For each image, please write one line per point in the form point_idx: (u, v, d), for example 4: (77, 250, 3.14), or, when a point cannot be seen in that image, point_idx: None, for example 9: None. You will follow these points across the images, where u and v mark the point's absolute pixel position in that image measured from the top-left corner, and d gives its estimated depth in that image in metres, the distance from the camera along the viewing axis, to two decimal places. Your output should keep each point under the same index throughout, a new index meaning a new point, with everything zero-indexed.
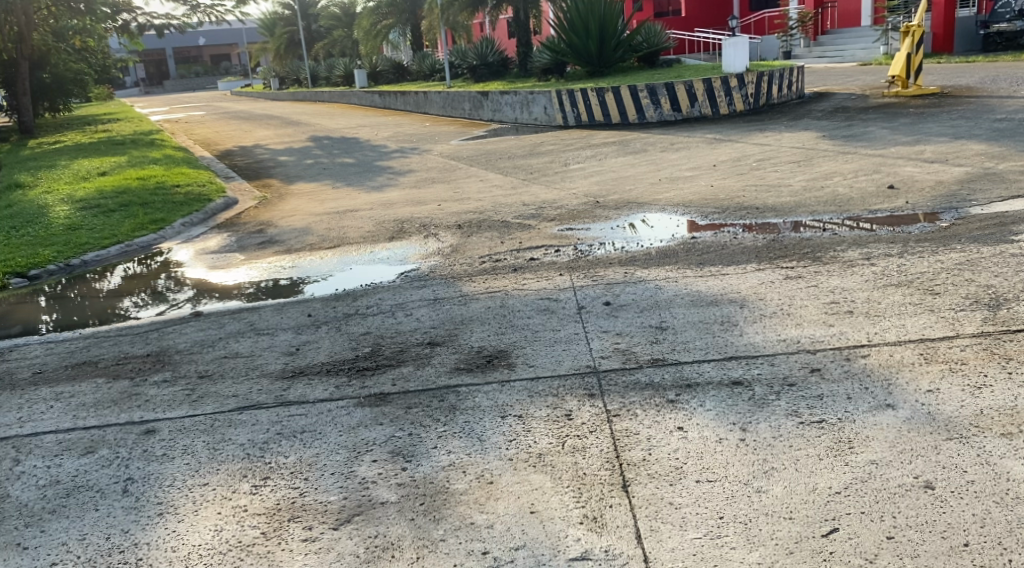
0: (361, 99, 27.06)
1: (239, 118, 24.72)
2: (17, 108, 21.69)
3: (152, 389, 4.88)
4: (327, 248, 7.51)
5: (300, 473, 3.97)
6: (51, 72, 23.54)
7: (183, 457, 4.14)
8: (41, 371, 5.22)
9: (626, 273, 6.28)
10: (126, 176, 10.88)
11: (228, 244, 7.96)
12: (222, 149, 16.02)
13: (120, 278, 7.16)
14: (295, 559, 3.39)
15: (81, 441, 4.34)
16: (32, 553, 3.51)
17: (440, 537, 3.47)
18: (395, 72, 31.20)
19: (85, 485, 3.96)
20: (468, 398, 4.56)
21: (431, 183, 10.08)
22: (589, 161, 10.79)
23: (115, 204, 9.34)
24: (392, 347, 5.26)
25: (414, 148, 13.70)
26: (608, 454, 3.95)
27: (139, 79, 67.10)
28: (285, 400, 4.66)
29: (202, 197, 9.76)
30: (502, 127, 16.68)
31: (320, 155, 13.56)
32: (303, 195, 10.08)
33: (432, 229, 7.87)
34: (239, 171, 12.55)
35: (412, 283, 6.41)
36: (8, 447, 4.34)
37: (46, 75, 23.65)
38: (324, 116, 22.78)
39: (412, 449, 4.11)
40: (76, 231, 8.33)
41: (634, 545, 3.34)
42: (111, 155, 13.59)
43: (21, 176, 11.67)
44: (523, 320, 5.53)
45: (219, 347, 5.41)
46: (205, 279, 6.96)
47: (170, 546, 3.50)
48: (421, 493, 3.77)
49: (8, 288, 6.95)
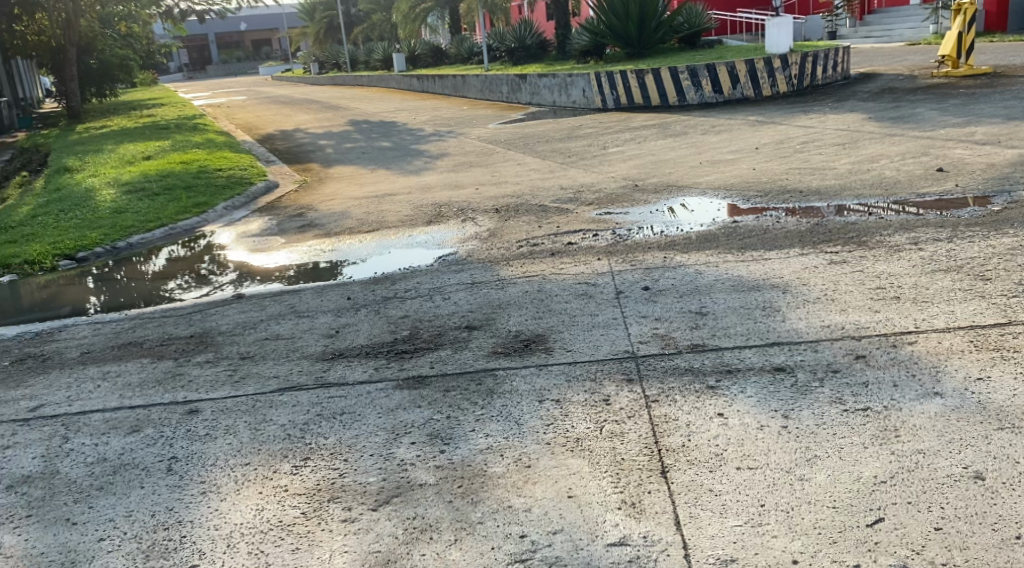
0: (399, 82, 27.14)
1: (281, 103, 24.94)
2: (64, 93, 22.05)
3: (196, 369, 4.96)
4: (366, 231, 7.56)
5: (340, 454, 4.01)
6: (97, 57, 23.94)
7: (226, 437, 4.20)
8: (88, 351, 5.33)
9: (665, 258, 6.22)
10: (170, 160, 11.05)
11: (268, 228, 8.03)
12: (262, 133, 16.16)
13: (165, 261, 7.27)
14: (335, 539, 3.43)
15: (127, 420, 4.42)
16: (82, 528, 3.59)
17: (478, 520, 3.48)
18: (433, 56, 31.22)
19: (131, 463, 4.04)
20: (506, 381, 4.56)
21: (469, 167, 10.08)
22: (627, 144, 10.69)
23: (160, 187, 9.48)
24: (430, 330, 5.28)
25: (451, 131, 13.70)
26: (647, 439, 3.92)
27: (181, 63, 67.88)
28: (325, 381, 4.71)
29: (243, 181, 9.86)
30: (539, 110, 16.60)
31: (359, 139, 13.61)
32: (342, 178, 10.14)
33: (469, 213, 7.86)
34: (279, 156, 12.64)
35: (449, 267, 6.42)
36: (57, 424, 4.42)
37: (92, 61, 24.04)
38: (363, 101, 22.87)
39: (451, 433, 4.12)
40: (121, 214, 8.49)
41: (673, 531, 3.32)
42: (155, 139, 13.80)
43: (68, 161, 11.90)
44: (561, 304, 5.51)
45: (261, 329, 5.48)
46: (246, 262, 7.04)
47: (213, 525, 3.56)
48: (459, 475, 3.78)
49: (56, 270, 7.10)
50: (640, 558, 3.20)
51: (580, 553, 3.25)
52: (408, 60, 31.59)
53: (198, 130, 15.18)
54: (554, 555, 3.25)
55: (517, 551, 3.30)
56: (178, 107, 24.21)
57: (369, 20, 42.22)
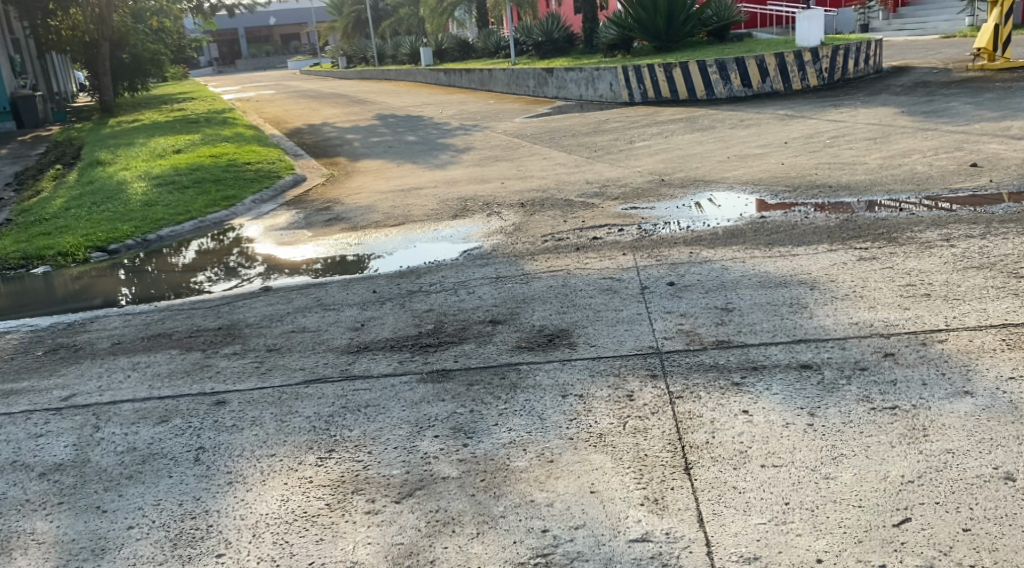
0: (427, 76, 27.19)
1: (310, 96, 25.08)
2: (98, 86, 22.30)
3: (224, 360, 5.02)
4: (392, 224, 7.59)
5: (364, 446, 4.04)
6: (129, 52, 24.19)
7: (252, 428, 4.25)
8: (118, 342, 5.41)
9: (691, 254, 6.18)
10: (200, 154, 11.16)
11: (296, 221, 8.10)
12: (290, 127, 16.27)
13: (194, 254, 7.36)
14: (358, 530, 3.46)
15: (155, 410, 4.49)
16: (111, 516, 3.66)
17: (500, 514, 3.49)
18: (461, 49, 31.22)
19: (159, 453, 4.11)
20: (530, 376, 4.57)
21: (495, 161, 10.08)
22: (654, 138, 10.63)
23: (189, 180, 9.59)
24: (455, 324, 5.30)
25: (476, 126, 13.71)
26: (670, 435, 3.91)
27: (212, 56, 68.46)
28: (350, 374, 4.75)
29: (271, 174, 9.95)
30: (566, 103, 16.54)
31: (386, 133, 13.66)
32: (368, 172, 10.19)
33: (495, 207, 7.87)
34: (307, 149, 12.73)
35: (474, 261, 6.43)
36: (88, 413, 4.50)
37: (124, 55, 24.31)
38: (391, 95, 22.94)
39: (474, 426, 4.14)
40: (152, 207, 8.59)
41: (696, 528, 3.31)
42: (186, 133, 13.95)
43: (101, 154, 12.06)
44: (586, 299, 5.50)
45: (288, 322, 5.53)
46: (274, 255, 7.11)
47: (239, 514, 3.61)
48: (482, 469, 3.80)
49: (88, 262, 7.21)
50: (662, 555, 3.19)
51: (602, 548, 3.25)
52: (437, 54, 31.62)
53: (227, 124, 15.32)
54: (576, 550, 3.26)
55: (538, 545, 3.31)
56: (208, 101, 24.42)
57: (397, 13, 42.33)
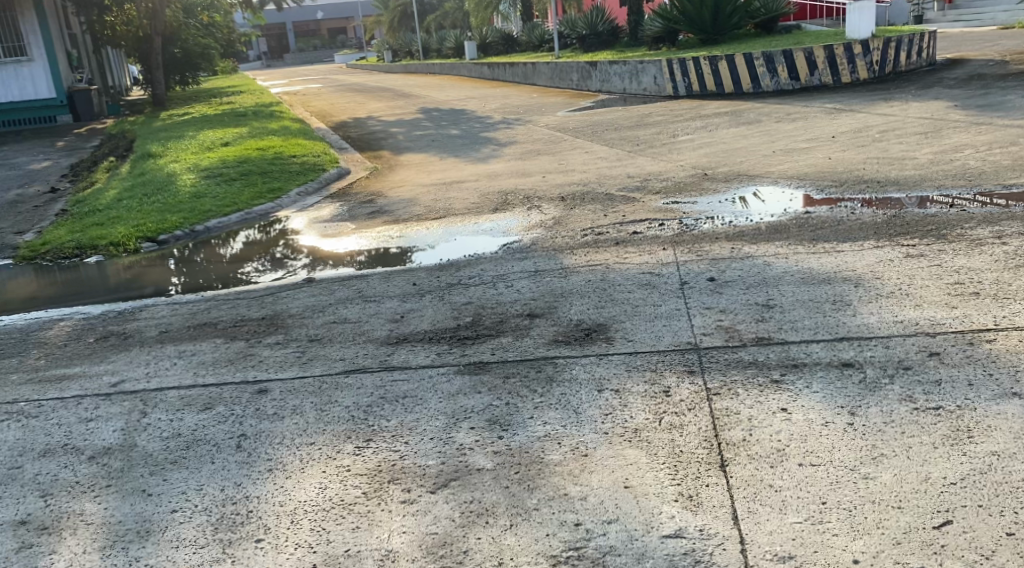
0: (470, 70, 27.24)
1: (358, 90, 25.32)
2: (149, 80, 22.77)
3: (267, 350, 5.13)
4: (433, 217, 7.66)
5: (401, 436, 4.10)
6: (181, 46, 24.65)
7: (293, 417, 4.35)
8: (165, 331, 5.55)
9: (732, 249, 6.13)
10: (247, 146, 11.36)
11: (339, 214, 8.21)
12: (336, 120, 16.45)
13: (242, 245, 7.51)
14: (393, 519, 3.52)
15: (200, 398, 4.61)
16: (155, 500, 3.77)
17: (533, 506, 3.52)
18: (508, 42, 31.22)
19: (203, 439, 4.22)
20: (566, 369, 4.59)
21: (537, 155, 10.08)
22: (699, 132, 10.53)
23: (237, 173, 9.78)
24: (493, 318, 5.33)
25: (518, 119, 13.72)
26: (706, 432, 3.90)
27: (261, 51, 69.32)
28: (389, 365, 4.81)
29: (318, 167, 10.10)
30: (609, 97, 16.46)
31: (428, 127, 13.74)
32: (411, 166, 10.28)
33: (535, 201, 7.88)
34: (352, 143, 12.87)
35: (514, 254, 6.46)
36: (136, 399, 4.64)
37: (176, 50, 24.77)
38: (434, 89, 23.04)
39: (509, 419, 4.18)
40: (200, 199, 8.79)
41: (730, 525, 3.30)
42: (234, 126, 14.21)
43: (152, 146, 12.35)
44: (624, 294, 5.49)
45: (330, 313, 5.62)
46: (318, 247, 7.23)
47: (278, 501, 3.70)
48: (516, 461, 3.83)
49: (139, 252, 7.41)
50: (695, 551, 3.19)
51: (634, 543, 3.26)
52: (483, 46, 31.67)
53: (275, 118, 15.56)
54: (608, 545, 3.27)
55: (571, 539, 3.33)
56: (257, 95, 24.78)
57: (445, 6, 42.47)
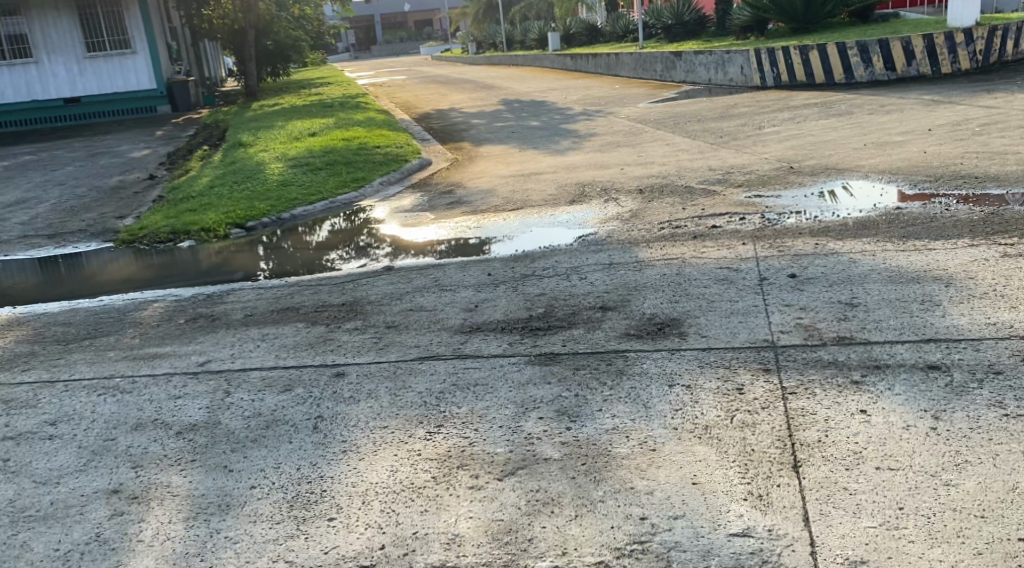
0: (552, 61, 27.15)
1: (447, 80, 25.58)
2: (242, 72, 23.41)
3: (346, 335, 5.28)
4: (511, 208, 7.71)
5: (471, 423, 4.17)
6: (273, 39, 25.30)
7: (367, 401, 4.47)
8: (251, 314, 5.77)
9: (816, 245, 5.98)
10: (333, 137, 11.65)
11: (420, 203, 8.35)
12: (421, 111, 16.68)
13: (327, 233, 7.73)
14: (460, 505, 3.59)
15: (281, 379, 4.79)
16: (236, 475, 3.93)
17: (599, 498, 3.54)
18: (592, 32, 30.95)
19: (282, 419, 4.38)
20: (637, 363, 4.58)
21: (617, 146, 10.02)
22: (786, 124, 10.26)
23: (322, 162, 10.04)
24: (565, 309, 5.35)
25: (598, 111, 13.64)
26: (780, 432, 3.83)
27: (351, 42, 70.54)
28: (461, 353, 4.89)
29: (401, 158, 10.29)
30: (695, 87, 16.18)
31: (509, 118, 13.78)
32: (490, 157, 10.36)
33: (613, 193, 7.85)
34: (434, 133, 13.04)
35: (589, 247, 6.45)
36: (221, 378, 4.85)
37: (268, 42, 25.42)
38: (520, 79, 23.10)
39: (578, 410, 4.19)
40: (286, 187, 9.07)
41: (800, 526, 3.25)
42: (323, 116, 14.58)
43: (245, 136, 12.78)
44: (701, 289, 5.43)
45: (406, 301, 5.74)
46: (398, 236, 7.37)
47: (351, 482, 3.82)
48: (583, 453, 3.85)
49: (228, 238, 7.71)
50: (763, 551, 3.16)
51: (700, 540, 3.24)
52: (566, 37, 31.55)
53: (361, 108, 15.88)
54: (673, 540, 3.26)
55: (635, 532, 3.33)
56: (344, 86, 25.26)
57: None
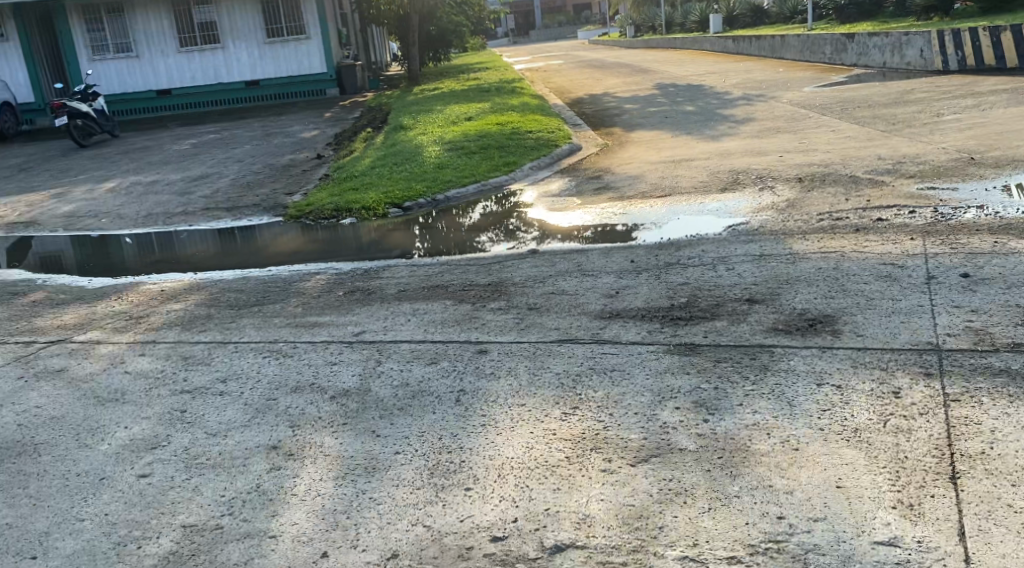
0: (714, 44, 26.33)
1: (610, 64, 25.41)
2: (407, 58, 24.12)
3: (489, 314, 5.41)
4: (660, 195, 7.61)
5: (607, 408, 4.18)
6: (438, 25, 25.92)
7: (507, 378, 4.58)
8: (403, 290, 6.01)
9: (994, 243, 5.53)
10: (489, 121, 11.88)
11: (568, 188, 8.40)
12: (580, 95, 16.68)
13: (479, 215, 7.92)
14: (592, 487, 3.61)
15: (428, 352, 4.99)
16: (383, 440, 4.09)
17: (735, 493, 3.46)
18: (753, 15, 29.68)
19: (426, 390, 4.55)
20: (783, 359, 4.43)
21: (778, 133, 9.64)
22: (970, 111, 9.52)
23: (478, 145, 10.27)
24: (709, 300, 5.24)
25: (760, 95, 13.15)
26: (938, 440, 3.61)
27: (518, 25, 71.27)
28: (600, 338, 4.90)
29: (551, 142, 10.34)
30: (869, 71, 15.29)
31: (665, 103, 13.54)
32: (643, 142, 10.24)
33: (770, 181, 7.58)
34: (589, 118, 13.02)
35: (739, 237, 6.27)
36: (373, 348, 5.10)
37: (433, 27, 26.09)
38: (682, 63, 22.62)
39: (717, 403, 4.11)
40: (442, 169, 9.35)
41: (955, 541, 3.07)
42: (481, 100, 14.86)
43: (407, 119, 13.24)
44: (859, 286, 5.16)
45: (549, 284, 5.80)
46: (545, 220, 7.45)
47: (488, 455, 3.91)
48: (722, 447, 3.78)
49: (386, 217, 8.05)
50: (910, 563, 3.01)
51: (841, 545, 3.12)
52: (728, 21, 30.54)
53: (520, 92, 16.08)
54: (812, 542, 3.16)
55: (772, 530, 3.25)
56: (504, 70, 25.59)
57: None
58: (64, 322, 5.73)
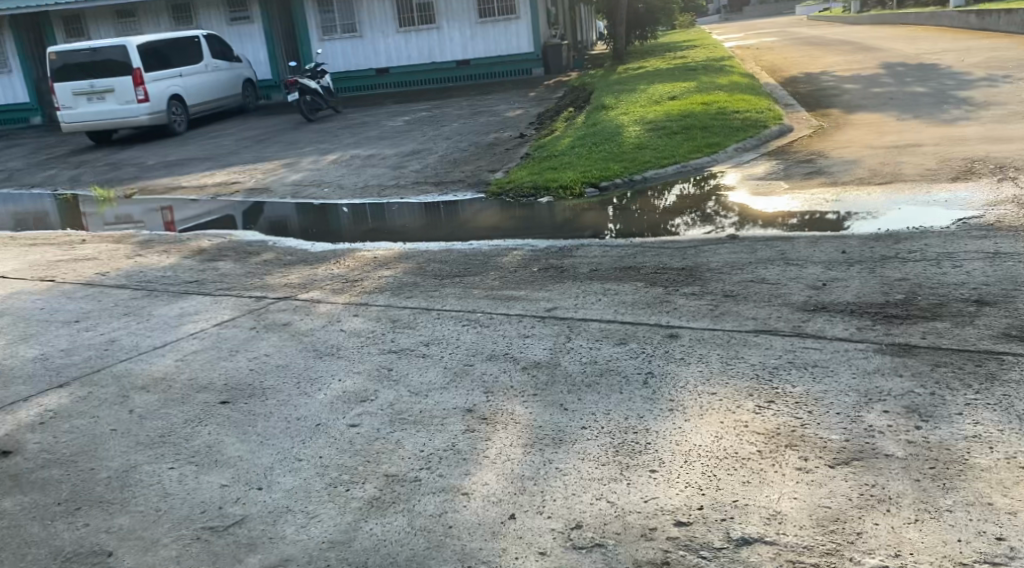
0: (952, 19, 24.37)
1: (825, 42, 24.11)
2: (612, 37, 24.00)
3: (683, 298, 5.37)
4: (879, 183, 7.20)
5: (805, 404, 4.01)
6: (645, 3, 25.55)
7: (698, 364, 4.50)
8: (596, 269, 6.07)
9: None
10: (694, 100, 11.65)
11: (775, 172, 8.12)
12: (792, 75, 15.97)
13: (675, 197, 7.84)
14: (785, 483, 3.46)
15: (618, 332, 5.01)
16: (572, 414, 4.09)
17: (947, 507, 3.24)
18: None
19: (614, 369, 4.53)
20: (1014, 370, 4.09)
21: (1021, 119, 8.81)
22: None
23: (680, 126, 10.11)
24: (930, 299, 4.92)
25: (1003, 76, 12.03)
26: None
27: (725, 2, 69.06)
28: (802, 331, 4.73)
29: (758, 124, 9.99)
30: None
31: (889, 84, 12.70)
32: (861, 126, 9.69)
33: (1010, 171, 6.96)
34: (802, 99, 12.46)
35: (970, 232, 5.82)
36: (564, 325, 5.17)
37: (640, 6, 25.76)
38: (908, 41, 21.13)
39: (932, 410, 3.85)
40: (641, 150, 9.29)
41: None
42: (686, 80, 14.57)
43: (608, 98, 13.23)
44: None
45: (749, 271, 5.66)
46: (748, 205, 7.25)
47: (675, 439, 3.82)
48: (934, 456, 3.53)
49: (583, 197, 8.14)
50: None
51: None
52: None
53: (727, 72, 15.62)
54: None
55: (992, 552, 3.02)
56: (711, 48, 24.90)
57: None
58: (290, 280, 6.25)
